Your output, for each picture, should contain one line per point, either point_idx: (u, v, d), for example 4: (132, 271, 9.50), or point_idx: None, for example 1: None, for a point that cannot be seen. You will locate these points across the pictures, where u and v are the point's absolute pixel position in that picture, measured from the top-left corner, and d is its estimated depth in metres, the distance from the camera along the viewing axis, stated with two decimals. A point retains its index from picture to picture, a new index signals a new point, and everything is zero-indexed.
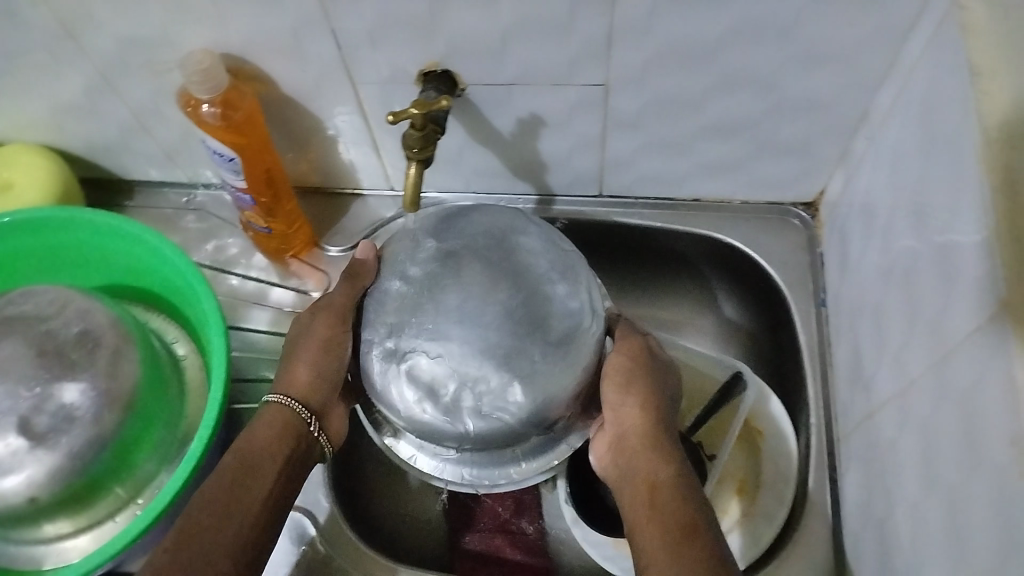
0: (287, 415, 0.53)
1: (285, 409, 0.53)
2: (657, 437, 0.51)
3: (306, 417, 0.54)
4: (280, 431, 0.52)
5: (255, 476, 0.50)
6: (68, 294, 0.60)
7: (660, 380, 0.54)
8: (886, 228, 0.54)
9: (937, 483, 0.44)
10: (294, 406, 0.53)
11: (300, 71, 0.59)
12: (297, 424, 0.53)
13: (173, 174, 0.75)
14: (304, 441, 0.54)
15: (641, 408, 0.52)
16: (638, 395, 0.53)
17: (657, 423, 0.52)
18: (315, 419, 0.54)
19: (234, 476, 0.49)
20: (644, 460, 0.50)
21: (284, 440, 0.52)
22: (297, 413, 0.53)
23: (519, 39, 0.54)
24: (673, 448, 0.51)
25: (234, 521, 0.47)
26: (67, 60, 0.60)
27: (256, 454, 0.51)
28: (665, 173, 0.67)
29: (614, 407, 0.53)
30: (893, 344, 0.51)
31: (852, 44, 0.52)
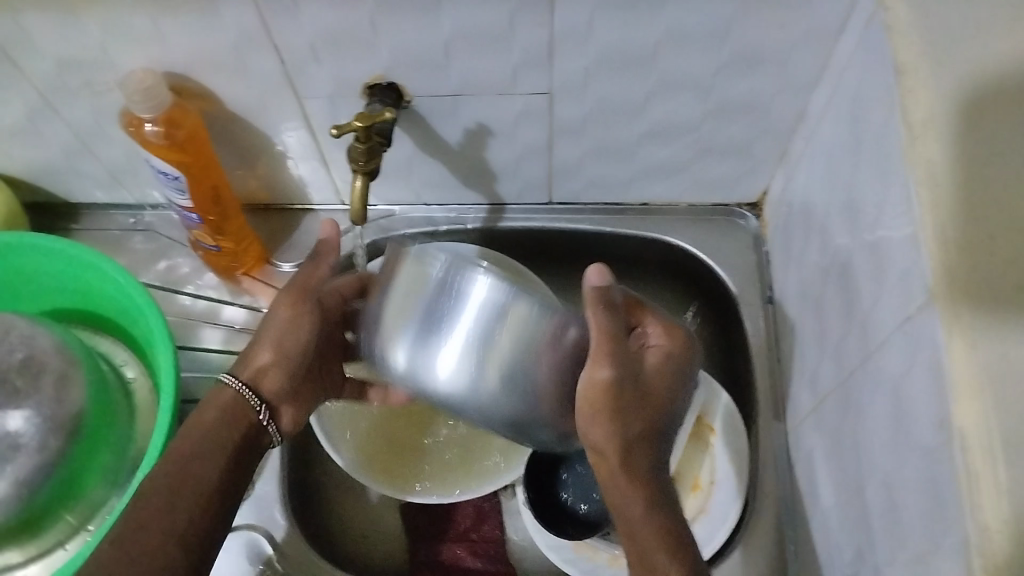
0: (232, 398, 0.53)
1: (232, 392, 0.53)
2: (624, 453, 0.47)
3: (255, 404, 0.54)
4: (226, 417, 0.52)
5: (199, 462, 0.49)
6: (11, 321, 0.58)
7: (625, 373, 0.46)
8: (824, 225, 0.56)
9: (877, 469, 0.45)
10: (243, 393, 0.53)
11: (243, 87, 0.58)
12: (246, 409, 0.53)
13: (118, 195, 0.74)
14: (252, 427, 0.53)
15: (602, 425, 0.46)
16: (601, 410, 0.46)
17: (623, 426, 0.47)
18: (264, 405, 0.54)
19: (175, 465, 0.48)
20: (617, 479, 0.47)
21: (231, 424, 0.52)
22: (246, 399, 0.53)
23: (462, 50, 0.54)
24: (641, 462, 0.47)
25: (179, 508, 0.46)
26: (3, 82, 0.59)
27: (201, 442, 0.50)
28: (612, 178, 0.69)
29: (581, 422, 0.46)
30: (835, 336, 0.53)
31: (785, 47, 0.53)
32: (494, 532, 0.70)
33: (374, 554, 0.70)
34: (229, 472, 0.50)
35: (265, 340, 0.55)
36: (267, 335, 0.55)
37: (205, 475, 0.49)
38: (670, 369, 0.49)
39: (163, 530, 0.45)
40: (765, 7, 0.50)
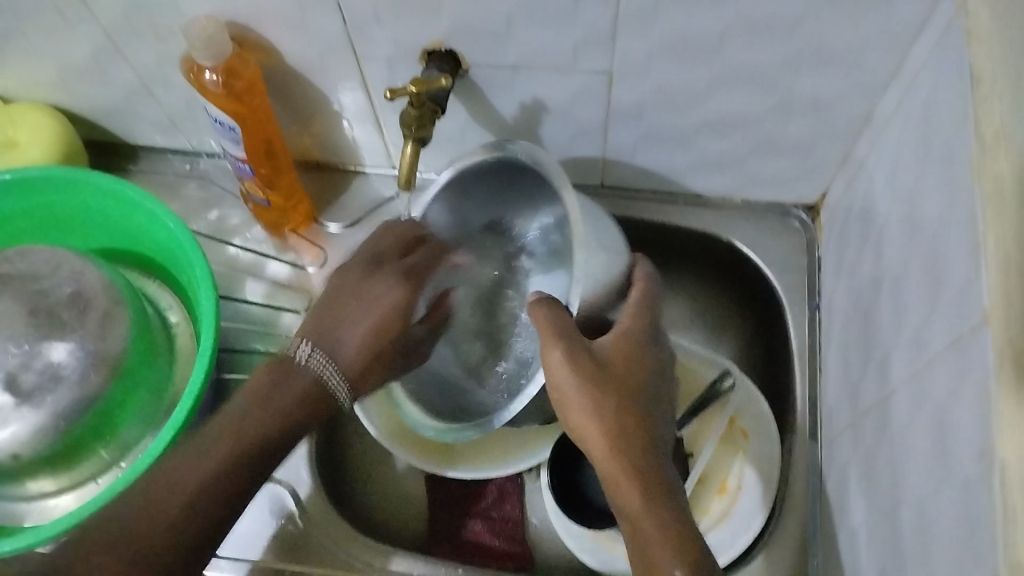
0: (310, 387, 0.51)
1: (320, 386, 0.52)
2: (621, 446, 0.47)
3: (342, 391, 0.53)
4: (261, 421, 0.48)
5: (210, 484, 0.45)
6: (63, 255, 0.60)
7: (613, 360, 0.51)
8: (881, 231, 0.54)
9: (908, 491, 0.44)
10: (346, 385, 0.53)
11: (304, 45, 0.58)
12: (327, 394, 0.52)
13: (177, 142, 0.75)
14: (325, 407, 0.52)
15: (582, 408, 0.49)
16: (575, 388, 0.49)
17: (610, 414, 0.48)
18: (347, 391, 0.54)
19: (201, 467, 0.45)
20: (616, 474, 0.46)
21: (305, 408, 0.50)
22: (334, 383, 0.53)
23: (524, 23, 0.53)
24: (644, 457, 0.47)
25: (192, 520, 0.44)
26: (73, 21, 0.59)
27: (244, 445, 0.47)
28: (667, 167, 0.67)
29: (562, 406, 0.50)
30: (881, 349, 0.51)
31: (859, 45, 0.51)
32: (515, 512, 0.69)
33: (393, 523, 0.70)
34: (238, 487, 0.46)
35: (356, 327, 0.54)
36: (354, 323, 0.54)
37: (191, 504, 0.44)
38: (598, 365, 0.50)
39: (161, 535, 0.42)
40: (841, 2, 0.48)
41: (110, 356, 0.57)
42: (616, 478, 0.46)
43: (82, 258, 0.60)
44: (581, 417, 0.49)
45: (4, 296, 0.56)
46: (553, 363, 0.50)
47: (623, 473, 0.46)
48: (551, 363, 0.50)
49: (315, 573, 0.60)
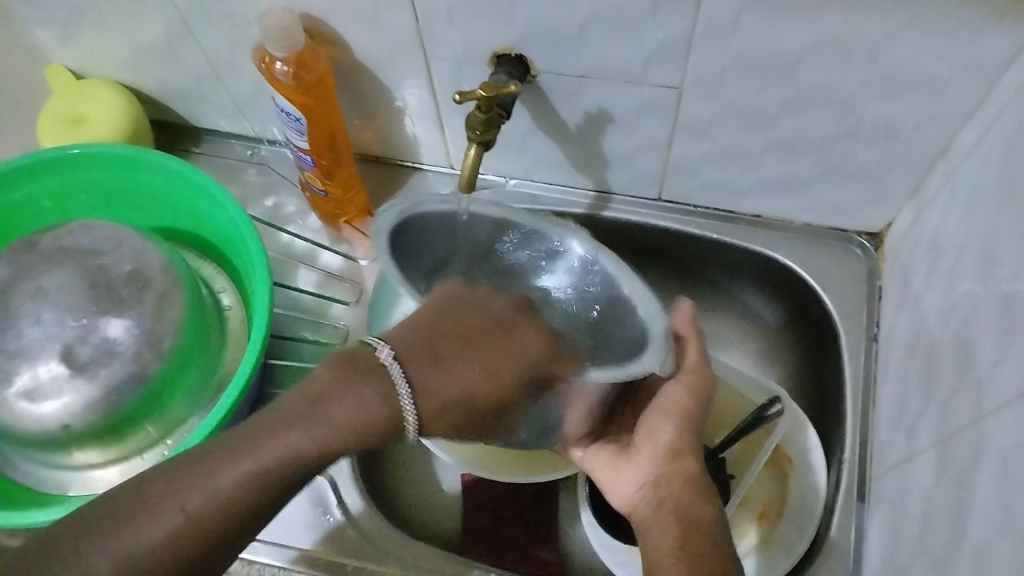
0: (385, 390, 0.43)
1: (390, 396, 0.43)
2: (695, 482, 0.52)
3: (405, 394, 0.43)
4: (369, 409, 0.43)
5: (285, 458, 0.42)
6: (126, 232, 0.61)
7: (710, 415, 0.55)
8: (951, 267, 0.52)
9: (964, 540, 0.43)
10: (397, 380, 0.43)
11: (375, 40, 0.59)
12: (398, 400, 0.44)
13: (241, 127, 0.76)
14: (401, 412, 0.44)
15: (674, 441, 0.54)
16: (678, 425, 0.54)
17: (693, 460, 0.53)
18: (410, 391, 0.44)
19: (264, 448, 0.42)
20: (679, 506, 0.51)
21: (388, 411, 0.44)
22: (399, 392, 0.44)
23: (597, 32, 0.53)
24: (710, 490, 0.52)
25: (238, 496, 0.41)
26: (151, 2, 0.60)
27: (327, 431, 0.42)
28: (729, 185, 0.66)
29: (651, 434, 0.55)
30: (943, 390, 0.50)
31: (941, 76, 0.50)
32: (549, 518, 0.69)
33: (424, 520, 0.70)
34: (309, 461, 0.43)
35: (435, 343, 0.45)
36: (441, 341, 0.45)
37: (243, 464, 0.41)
38: (697, 410, 0.54)
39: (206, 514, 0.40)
40: (927, 31, 0.47)
41: (164, 336, 0.58)
42: (679, 508, 0.51)
43: (143, 237, 0.61)
44: (670, 450, 0.54)
45: (67, 269, 0.57)
46: (680, 390, 0.55)
47: (686, 500, 0.51)
48: (677, 390, 0.55)
49: (351, 565, 0.61)
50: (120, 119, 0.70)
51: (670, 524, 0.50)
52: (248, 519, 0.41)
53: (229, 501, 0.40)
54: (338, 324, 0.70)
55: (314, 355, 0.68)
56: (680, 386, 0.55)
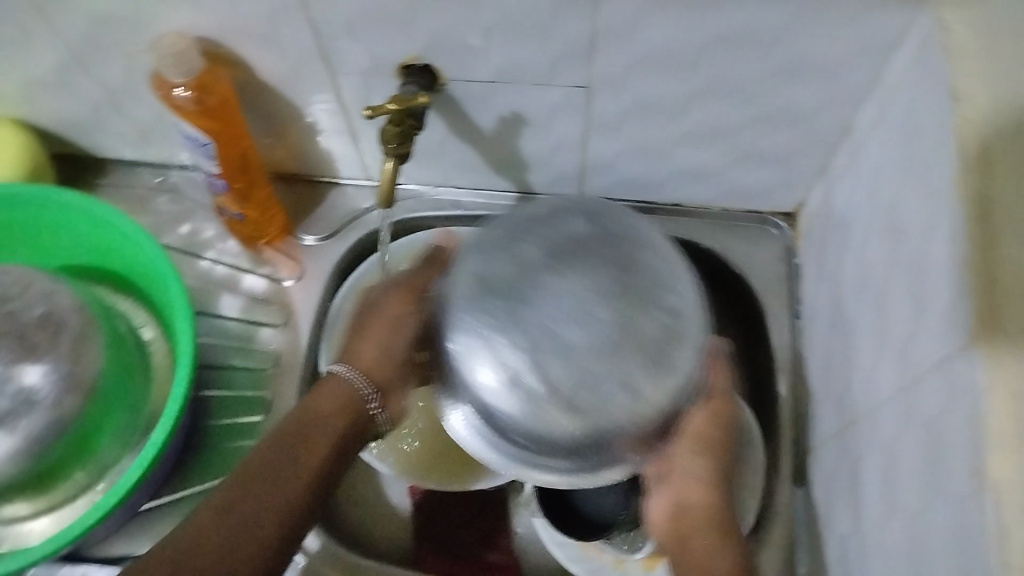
0: (347, 397, 0.54)
1: (346, 384, 0.55)
2: (717, 521, 0.55)
3: (368, 394, 0.55)
4: (338, 407, 0.54)
5: (305, 451, 0.52)
6: (33, 274, 0.58)
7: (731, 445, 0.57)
8: (863, 242, 0.54)
9: (898, 506, 0.45)
10: (357, 382, 0.55)
11: (278, 59, 0.57)
12: (357, 401, 0.55)
13: (148, 154, 0.73)
14: (362, 418, 0.55)
15: (705, 470, 0.57)
16: (703, 464, 0.57)
17: (719, 482, 0.57)
18: (376, 396, 0.55)
19: (278, 446, 0.51)
20: (700, 543, 0.54)
21: (347, 411, 0.54)
22: (359, 389, 0.55)
23: (502, 37, 0.53)
24: (729, 526, 0.55)
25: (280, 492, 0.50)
26: (38, 35, 0.58)
27: (318, 423, 0.53)
28: (647, 177, 0.67)
29: (681, 466, 0.56)
30: (866, 362, 0.52)
31: (837, 59, 0.51)
32: (498, 523, 0.69)
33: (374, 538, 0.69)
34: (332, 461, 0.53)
35: (370, 336, 0.56)
36: (371, 331, 0.56)
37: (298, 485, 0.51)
38: (717, 444, 0.57)
39: (265, 508, 0.49)
40: (820, 18, 0.48)
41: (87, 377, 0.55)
42: (697, 527, 0.55)
43: (53, 277, 0.59)
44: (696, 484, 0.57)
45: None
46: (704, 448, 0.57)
47: (712, 529, 0.54)
48: (700, 437, 0.56)
49: None
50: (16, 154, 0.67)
51: (710, 557, 0.52)
52: (287, 534, 0.49)
53: (248, 493, 0.49)
54: (267, 348, 0.68)
55: (248, 381, 0.67)
56: (706, 408, 0.56)
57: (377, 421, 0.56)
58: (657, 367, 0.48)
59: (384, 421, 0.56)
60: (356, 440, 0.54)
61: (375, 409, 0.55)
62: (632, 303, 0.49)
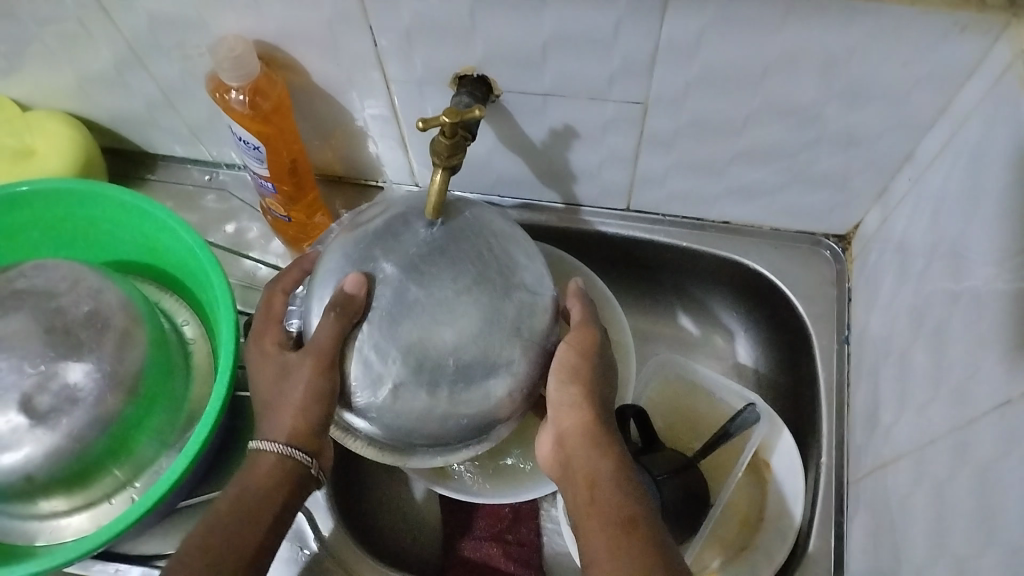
0: (276, 459, 0.49)
1: (284, 459, 0.49)
2: (600, 440, 0.49)
3: (307, 462, 0.49)
4: (268, 470, 0.49)
5: (246, 524, 0.47)
6: (82, 271, 0.59)
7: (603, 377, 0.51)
8: (921, 273, 0.53)
9: (946, 551, 0.43)
10: (296, 455, 0.49)
11: (333, 65, 0.57)
12: (298, 470, 0.49)
13: (197, 152, 0.73)
14: (303, 482, 0.50)
15: (577, 408, 0.49)
16: (581, 387, 0.49)
17: (603, 423, 0.50)
18: (314, 461, 0.50)
19: (217, 521, 0.47)
20: (584, 458, 0.48)
21: (284, 480, 0.49)
22: (299, 461, 0.49)
23: (560, 51, 0.52)
24: (622, 453, 0.49)
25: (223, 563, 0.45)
26: (98, 32, 0.58)
27: (252, 495, 0.48)
28: (696, 194, 0.66)
29: (556, 403, 0.50)
30: (918, 398, 0.50)
31: (905, 85, 0.50)
32: (531, 537, 0.68)
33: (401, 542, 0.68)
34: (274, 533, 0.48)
35: (286, 406, 0.48)
36: (285, 401, 0.48)
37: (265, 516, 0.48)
38: (584, 353, 0.51)
39: None
40: (890, 43, 0.47)
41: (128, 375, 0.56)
42: (582, 463, 0.48)
43: (100, 274, 0.59)
44: (578, 417, 0.49)
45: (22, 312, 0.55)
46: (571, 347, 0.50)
47: (593, 454, 0.48)
48: (568, 348, 0.50)
49: None
50: (67, 144, 0.68)
51: (600, 538, 0.44)
52: None
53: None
54: None
55: None
56: (568, 344, 0.51)
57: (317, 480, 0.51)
58: (521, 334, 0.46)
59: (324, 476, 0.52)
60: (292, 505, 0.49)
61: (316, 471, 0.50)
62: (489, 285, 0.46)
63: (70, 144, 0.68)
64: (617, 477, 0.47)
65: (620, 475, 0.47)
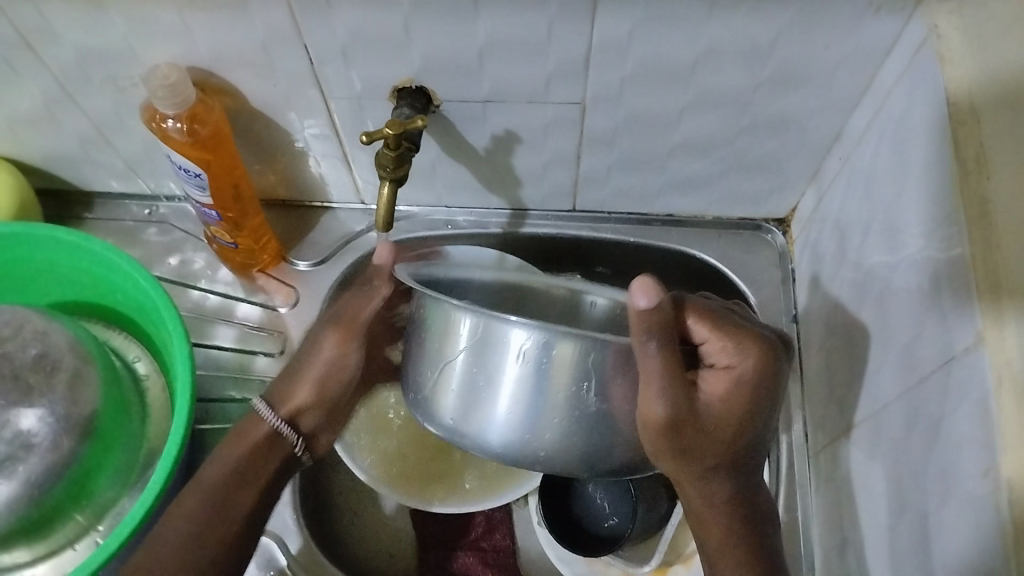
0: (269, 430, 0.57)
1: (270, 427, 0.57)
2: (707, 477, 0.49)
3: (293, 439, 0.58)
4: (256, 443, 0.56)
5: (230, 497, 0.54)
6: (25, 314, 0.57)
7: (698, 424, 0.48)
8: (860, 246, 0.55)
9: (909, 508, 0.45)
10: (281, 424, 0.57)
11: (270, 86, 0.57)
12: (282, 442, 0.57)
13: (135, 186, 0.72)
14: (289, 459, 0.58)
15: (683, 464, 0.48)
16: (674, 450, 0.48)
17: (712, 462, 0.49)
18: (301, 442, 0.58)
19: (210, 491, 0.53)
20: (697, 499, 0.50)
21: (270, 453, 0.57)
22: (283, 433, 0.57)
23: (495, 58, 0.53)
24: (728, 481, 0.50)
25: (210, 529, 0.52)
26: (24, 69, 0.57)
27: (236, 469, 0.55)
28: (639, 189, 0.67)
29: (661, 459, 0.49)
30: (868, 367, 0.52)
31: (828, 67, 0.52)
32: (505, 541, 0.69)
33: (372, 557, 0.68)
34: (259, 506, 0.55)
35: (308, 378, 0.59)
36: (308, 372, 0.59)
37: (253, 492, 0.55)
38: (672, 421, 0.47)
39: (189, 557, 0.50)
40: (811, 27, 0.49)
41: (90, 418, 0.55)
42: (700, 501, 0.50)
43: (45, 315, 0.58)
44: (685, 473, 0.49)
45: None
46: (653, 411, 0.46)
47: (708, 508, 0.50)
48: (649, 408, 0.47)
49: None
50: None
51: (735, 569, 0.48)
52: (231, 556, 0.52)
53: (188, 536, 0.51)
54: (264, 378, 0.68)
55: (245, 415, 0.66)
56: (649, 410, 0.47)
57: (301, 460, 0.59)
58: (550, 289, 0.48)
59: (308, 459, 0.60)
60: (278, 479, 0.57)
61: (300, 451, 0.58)
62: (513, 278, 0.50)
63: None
64: (712, 471, 0.50)
65: (711, 474, 0.50)
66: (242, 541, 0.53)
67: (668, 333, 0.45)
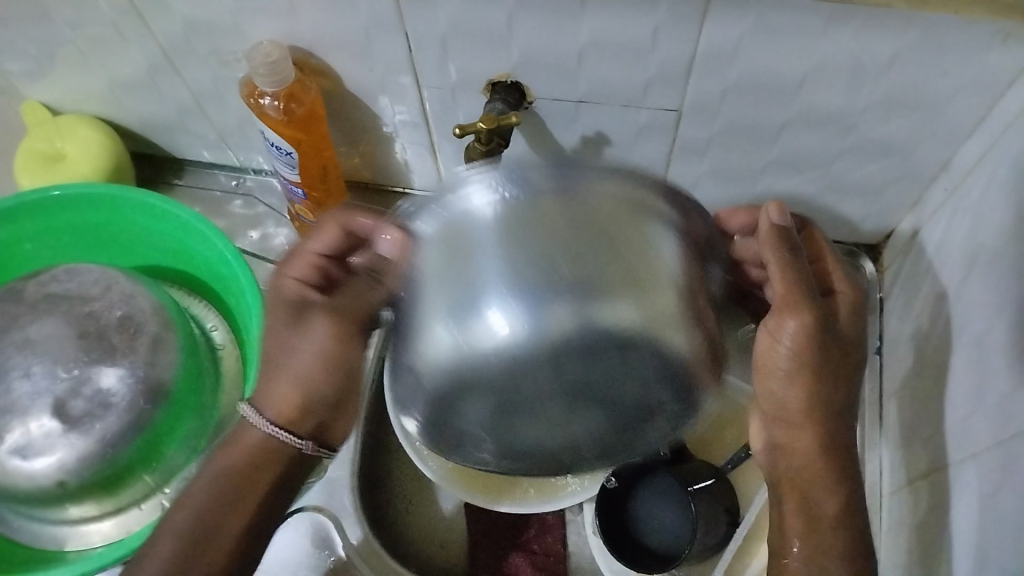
0: (264, 438, 0.54)
1: (265, 434, 0.53)
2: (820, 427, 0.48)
3: (300, 444, 0.54)
4: (258, 445, 0.54)
5: (239, 498, 0.52)
6: (114, 275, 0.58)
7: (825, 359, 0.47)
8: (960, 282, 0.52)
9: (993, 564, 0.43)
10: (286, 437, 0.54)
11: (366, 70, 0.57)
12: (287, 450, 0.54)
13: (225, 158, 0.74)
14: (296, 461, 0.55)
15: (804, 394, 0.47)
16: (798, 376, 0.47)
17: (827, 413, 0.48)
18: (309, 442, 0.55)
19: (218, 487, 0.52)
20: (804, 452, 0.48)
21: (277, 452, 0.54)
22: (291, 443, 0.54)
23: (595, 58, 0.52)
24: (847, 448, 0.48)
25: (226, 525, 0.51)
26: (131, 36, 0.58)
27: (241, 467, 0.53)
28: (726, 202, 0.65)
29: (777, 387, 0.48)
30: (957, 409, 0.50)
31: (944, 94, 0.50)
32: (555, 545, 0.67)
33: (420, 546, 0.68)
34: (271, 506, 0.53)
35: (286, 374, 0.54)
36: (288, 367, 0.54)
37: (263, 484, 0.53)
38: (803, 345, 0.46)
39: (218, 545, 0.50)
40: (932, 50, 0.46)
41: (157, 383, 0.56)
42: (804, 459, 0.48)
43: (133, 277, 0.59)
44: (793, 415, 0.48)
45: (56, 314, 0.55)
46: (780, 334, 0.47)
47: (821, 471, 0.47)
48: (776, 332, 0.47)
49: None
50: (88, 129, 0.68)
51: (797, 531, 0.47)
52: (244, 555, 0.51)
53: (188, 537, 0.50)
54: None
55: None
56: (773, 325, 0.47)
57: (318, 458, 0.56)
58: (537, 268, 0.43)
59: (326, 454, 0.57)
60: (288, 480, 0.54)
61: (312, 450, 0.55)
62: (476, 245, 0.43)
63: (93, 129, 0.68)
64: (831, 418, 0.48)
65: (831, 418, 0.48)
66: (255, 541, 0.52)
67: (801, 261, 0.47)
